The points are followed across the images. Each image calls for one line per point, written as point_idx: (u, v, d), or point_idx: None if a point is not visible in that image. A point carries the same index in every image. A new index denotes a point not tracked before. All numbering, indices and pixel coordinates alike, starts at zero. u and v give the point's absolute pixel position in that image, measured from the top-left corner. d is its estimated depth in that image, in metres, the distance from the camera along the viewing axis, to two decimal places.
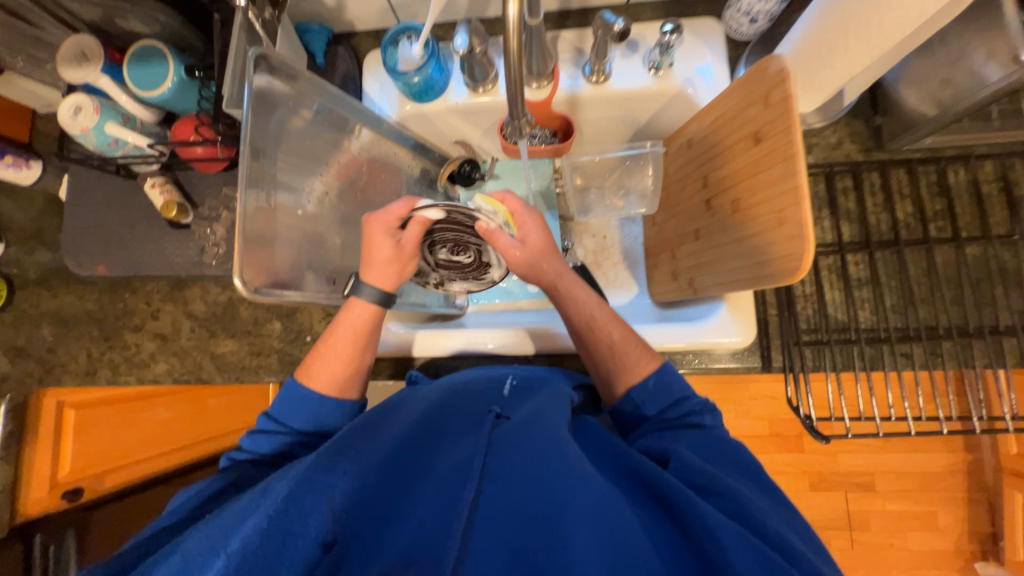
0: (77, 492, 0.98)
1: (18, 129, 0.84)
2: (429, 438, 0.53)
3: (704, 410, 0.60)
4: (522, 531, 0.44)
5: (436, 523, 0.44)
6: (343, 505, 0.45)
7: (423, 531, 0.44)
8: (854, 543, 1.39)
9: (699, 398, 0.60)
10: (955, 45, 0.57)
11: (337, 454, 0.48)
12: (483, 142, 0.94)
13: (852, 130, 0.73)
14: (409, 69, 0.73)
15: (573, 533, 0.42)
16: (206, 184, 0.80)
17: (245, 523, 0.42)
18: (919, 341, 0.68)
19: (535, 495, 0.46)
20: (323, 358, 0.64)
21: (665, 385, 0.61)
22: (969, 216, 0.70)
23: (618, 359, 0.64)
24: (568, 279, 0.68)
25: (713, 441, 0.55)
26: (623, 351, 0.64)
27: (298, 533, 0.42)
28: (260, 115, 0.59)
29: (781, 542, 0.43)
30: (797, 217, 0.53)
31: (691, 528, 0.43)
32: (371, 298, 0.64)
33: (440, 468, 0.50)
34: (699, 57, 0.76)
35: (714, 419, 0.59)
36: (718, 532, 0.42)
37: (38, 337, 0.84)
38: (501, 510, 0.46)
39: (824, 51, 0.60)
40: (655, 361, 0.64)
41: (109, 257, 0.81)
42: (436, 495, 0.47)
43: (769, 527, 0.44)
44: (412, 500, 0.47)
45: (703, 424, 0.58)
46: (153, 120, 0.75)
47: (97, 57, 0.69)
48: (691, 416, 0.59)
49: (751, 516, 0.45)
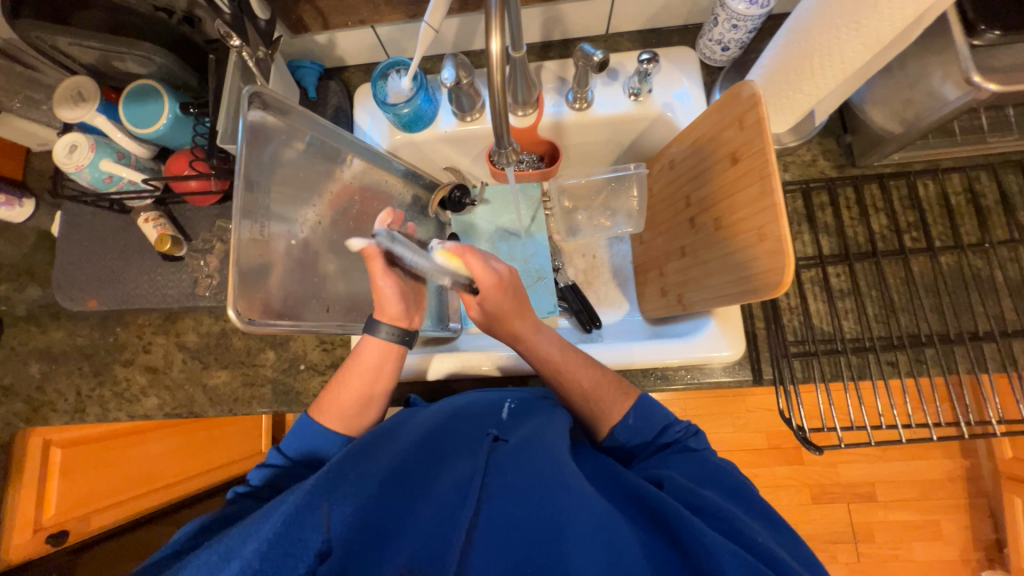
0: (61, 535, 0.95)
1: (11, 168, 0.85)
2: (429, 458, 0.54)
3: (687, 435, 0.61)
4: (522, 549, 0.44)
5: (436, 543, 0.44)
6: (343, 523, 0.44)
7: (422, 552, 0.44)
8: (860, 557, 1.37)
9: (681, 424, 0.62)
10: (913, 68, 0.60)
11: (338, 474, 0.48)
12: (472, 167, 0.97)
13: (824, 148, 0.77)
14: (398, 101, 0.76)
15: (572, 550, 0.42)
16: (200, 217, 0.81)
17: (244, 546, 0.41)
18: (903, 349, 0.69)
19: (535, 513, 0.46)
20: (341, 390, 0.66)
21: (646, 417, 0.62)
22: (941, 227, 0.73)
23: (595, 402, 0.64)
24: (528, 334, 0.66)
25: (703, 463, 0.56)
26: (596, 395, 0.64)
27: (297, 552, 0.42)
28: (255, 148, 0.61)
29: (774, 561, 0.43)
30: (777, 232, 0.55)
31: (687, 546, 0.43)
32: (389, 337, 0.66)
33: (440, 488, 0.50)
34: (677, 84, 0.80)
35: (699, 443, 0.60)
36: (714, 551, 0.41)
37: (26, 375, 0.83)
38: (501, 528, 0.46)
39: (793, 75, 0.63)
40: (631, 398, 0.65)
41: (102, 291, 0.81)
42: (436, 514, 0.47)
43: (764, 546, 0.44)
44: (412, 519, 0.47)
45: (690, 449, 0.59)
46: (148, 156, 0.77)
47: (93, 96, 0.71)
48: (679, 443, 0.60)
49: (745, 535, 0.45)
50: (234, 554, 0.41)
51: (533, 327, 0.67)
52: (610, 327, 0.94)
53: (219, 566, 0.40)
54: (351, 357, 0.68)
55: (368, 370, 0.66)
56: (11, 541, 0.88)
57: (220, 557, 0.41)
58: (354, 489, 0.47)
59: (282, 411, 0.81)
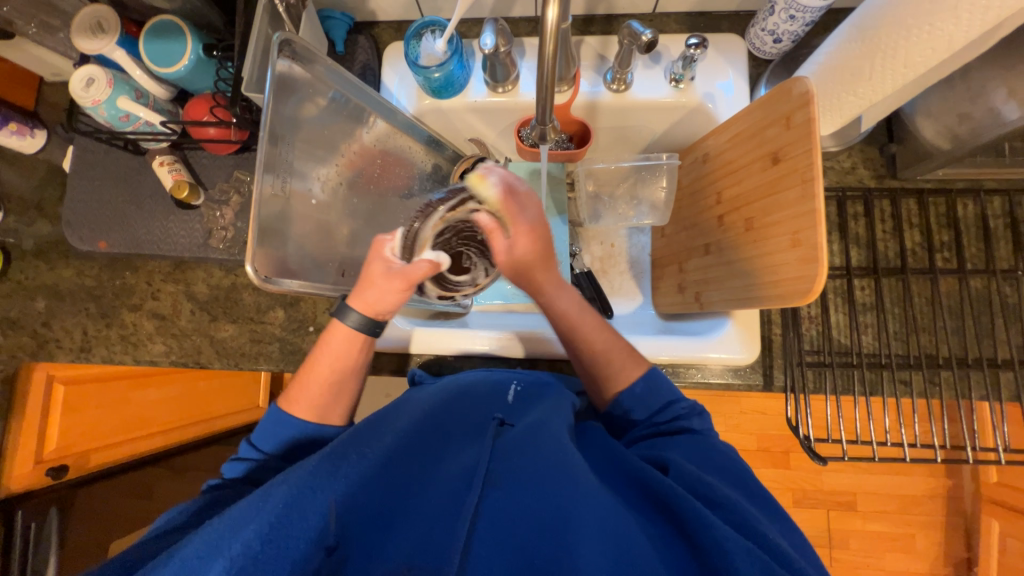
0: (62, 468, 0.94)
1: (23, 96, 0.82)
2: (434, 443, 0.53)
3: (692, 414, 0.60)
4: (526, 536, 0.43)
5: (439, 529, 0.44)
6: (346, 507, 0.43)
7: (425, 539, 0.43)
8: (832, 561, 1.41)
9: (687, 402, 0.60)
10: (976, 82, 0.58)
11: (341, 452, 0.48)
12: (497, 142, 0.94)
13: (866, 156, 0.75)
14: (430, 63, 0.72)
15: (577, 538, 0.42)
16: (216, 166, 0.79)
17: (243, 527, 0.40)
18: (919, 369, 0.69)
19: (541, 501, 0.45)
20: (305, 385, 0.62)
21: (654, 388, 0.61)
22: (975, 249, 0.71)
23: (605, 366, 0.63)
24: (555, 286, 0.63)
25: (703, 445, 0.55)
26: (607, 358, 0.63)
27: (298, 534, 0.40)
28: (280, 100, 0.59)
29: (785, 556, 0.41)
30: (812, 239, 0.54)
31: (695, 537, 0.42)
32: (356, 325, 0.61)
33: (444, 474, 0.49)
34: (721, 74, 0.76)
35: (703, 423, 0.59)
36: (724, 542, 0.40)
37: (33, 310, 0.82)
38: (507, 517, 0.44)
39: (848, 75, 0.60)
40: (642, 365, 0.63)
41: (113, 233, 0.79)
42: (440, 500, 0.46)
43: (770, 538, 0.43)
44: (415, 505, 0.46)
45: (690, 429, 0.58)
46: (166, 97, 0.74)
47: (113, 28, 0.68)
48: (678, 420, 0.59)
49: (751, 524, 0.44)
50: (234, 536, 0.39)
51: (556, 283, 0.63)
52: (621, 318, 0.93)
53: (207, 560, 0.37)
54: (318, 353, 0.63)
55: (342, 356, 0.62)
56: (13, 472, 0.87)
57: (218, 534, 0.39)
58: (357, 469, 0.46)
59: (288, 370, 0.80)
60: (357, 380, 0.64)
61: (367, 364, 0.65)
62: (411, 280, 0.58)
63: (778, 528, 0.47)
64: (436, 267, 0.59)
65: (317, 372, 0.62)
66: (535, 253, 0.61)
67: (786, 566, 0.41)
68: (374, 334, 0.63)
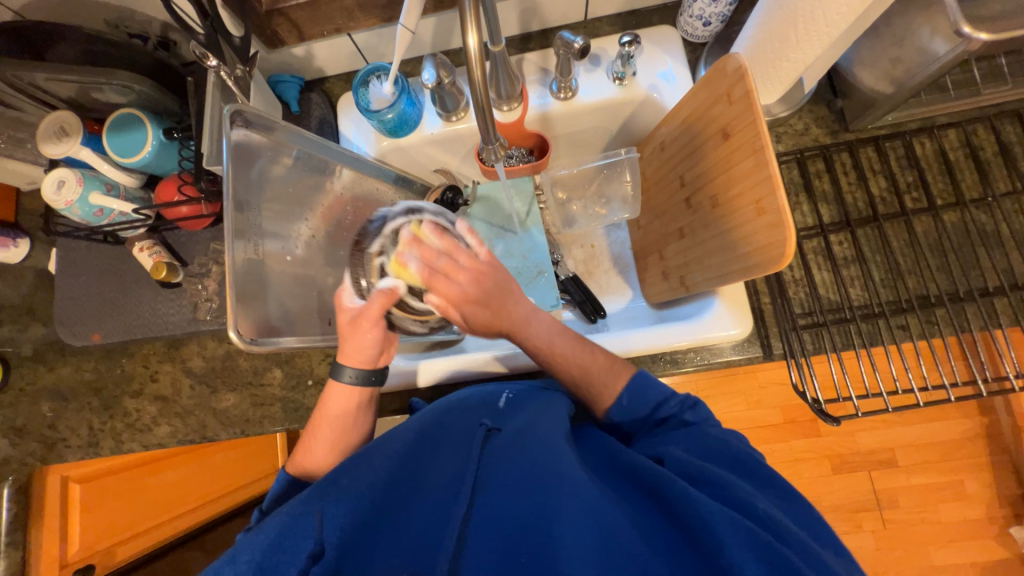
0: (90, 568, 0.91)
1: (2, 210, 0.85)
2: (425, 456, 0.54)
3: (685, 408, 0.58)
4: (516, 538, 0.44)
5: (431, 535, 0.47)
6: (338, 524, 0.45)
7: (416, 551, 0.45)
8: (885, 524, 1.37)
9: (678, 397, 0.59)
10: (901, 25, 0.60)
11: (334, 478, 0.50)
12: (462, 168, 0.96)
13: (816, 115, 0.76)
14: (381, 106, 0.75)
15: (565, 534, 0.42)
16: (194, 242, 0.81)
17: (243, 553, 0.44)
18: (913, 312, 0.68)
19: (531, 502, 0.46)
20: (311, 437, 0.65)
21: (640, 395, 0.60)
22: (941, 184, 0.72)
23: (590, 386, 0.62)
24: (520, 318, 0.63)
25: (699, 437, 0.54)
26: (586, 379, 0.62)
27: (292, 557, 0.44)
28: (241, 167, 0.61)
29: (772, 522, 0.42)
30: (774, 204, 0.54)
31: (686, 520, 0.43)
32: (354, 379, 0.64)
33: (435, 487, 0.51)
34: (660, 64, 0.79)
35: (697, 415, 0.57)
36: (713, 522, 0.41)
37: (38, 414, 0.84)
38: (497, 521, 0.46)
39: (777, 43, 0.63)
40: (625, 375, 0.62)
41: (105, 324, 0.81)
42: (432, 512, 0.48)
43: (759, 508, 0.43)
44: (407, 517, 0.48)
45: (686, 423, 0.57)
46: (137, 185, 0.77)
47: (76, 130, 0.71)
48: (674, 418, 0.58)
49: (740, 499, 0.44)
50: (233, 560, 0.43)
51: (519, 317, 0.63)
52: (614, 316, 0.93)
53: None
54: (319, 405, 0.66)
55: (339, 407, 0.65)
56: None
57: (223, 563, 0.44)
58: (346, 491, 0.48)
59: (295, 428, 0.80)
60: (360, 433, 0.67)
61: (369, 417, 0.68)
62: (369, 319, 0.60)
63: (769, 497, 0.48)
64: (391, 295, 0.59)
65: (320, 426, 0.65)
66: (484, 281, 0.61)
67: (776, 534, 0.42)
68: (373, 383, 0.66)
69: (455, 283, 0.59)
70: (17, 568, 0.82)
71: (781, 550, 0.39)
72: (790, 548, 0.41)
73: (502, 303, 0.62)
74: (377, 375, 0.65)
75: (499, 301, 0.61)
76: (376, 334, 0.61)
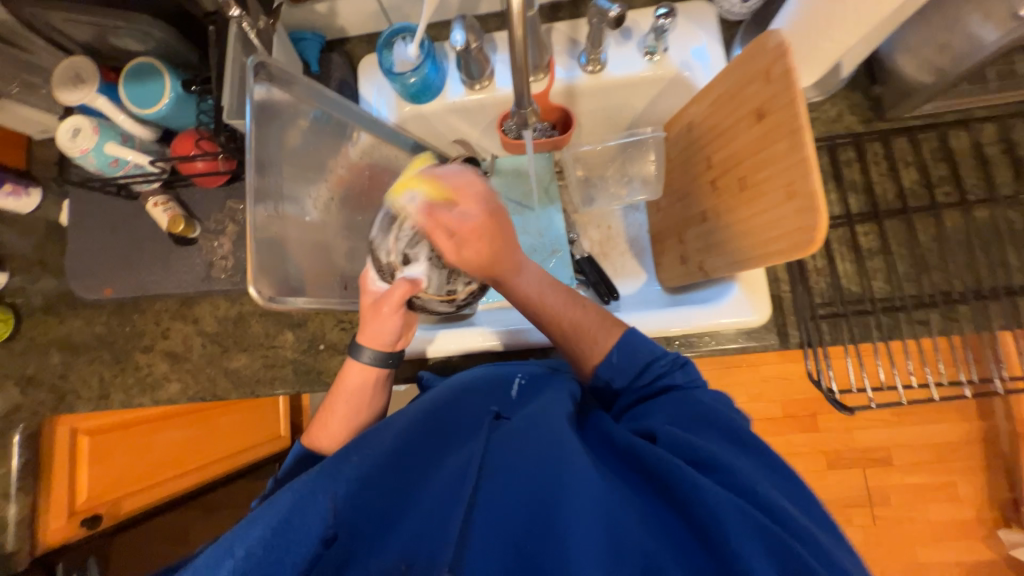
0: (96, 519, 0.95)
1: (13, 157, 0.84)
2: (432, 439, 0.54)
3: (675, 368, 0.59)
4: (524, 524, 0.44)
5: (437, 517, 0.46)
6: (342, 504, 0.45)
7: (423, 537, 0.44)
8: (876, 520, 1.38)
9: (668, 357, 0.59)
10: (949, 11, 0.58)
11: (341, 457, 0.50)
12: (481, 140, 0.94)
13: (851, 102, 0.74)
14: (405, 69, 0.73)
15: (571, 520, 0.42)
16: (209, 199, 0.80)
17: (250, 533, 0.43)
18: (935, 307, 0.68)
19: (535, 489, 0.45)
20: (326, 413, 0.66)
21: (630, 355, 0.60)
22: (974, 179, 0.70)
23: (581, 341, 0.62)
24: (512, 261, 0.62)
25: (691, 402, 0.54)
26: (578, 334, 0.62)
27: (300, 539, 0.43)
28: (264, 125, 0.59)
29: (780, 515, 0.42)
30: (808, 188, 0.53)
31: (690, 508, 0.43)
32: (373, 359, 0.65)
33: (443, 469, 0.50)
34: (694, 40, 0.76)
35: (686, 376, 0.58)
36: (717, 511, 0.41)
37: (48, 365, 0.84)
38: (503, 507, 0.45)
39: (821, 22, 0.61)
40: (616, 332, 0.62)
41: (117, 279, 0.80)
42: (437, 497, 0.47)
43: (767, 498, 0.43)
44: (413, 498, 0.48)
45: (674, 385, 0.57)
46: (152, 137, 0.75)
47: (93, 78, 0.69)
48: (662, 380, 0.58)
49: (746, 486, 0.44)
50: (239, 542, 0.43)
51: (516, 266, 0.62)
52: (627, 298, 0.92)
53: (222, 560, 0.41)
54: (336, 385, 0.67)
55: (356, 386, 0.66)
56: (48, 525, 0.87)
57: (226, 546, 0.43)
58: (354, 471, 0.48)
59: (304, 392, 0.81)
60: (373, 410, 0.67)
61: (383, 398, 0.69)
62: (391, 303, 0.61)
63: (781, 488, 0.47)
64: (415, 285, 0.62)
65: (336, 401, 0.66)
66: (485, 230, 0.60)
67: (785, 528, 0.41)
68: (389, 365, 0.67)
69: (460, 211, 0.61)
70: (27, 518, 0.85)
71: (785, 537, 0.40)
72: (796, 542, 0.40)
73: (502, 248, 0.61)
74: (393, 358, 0.66)
75: (495, 254, 0.60)
76: (397, 320, 0.63)
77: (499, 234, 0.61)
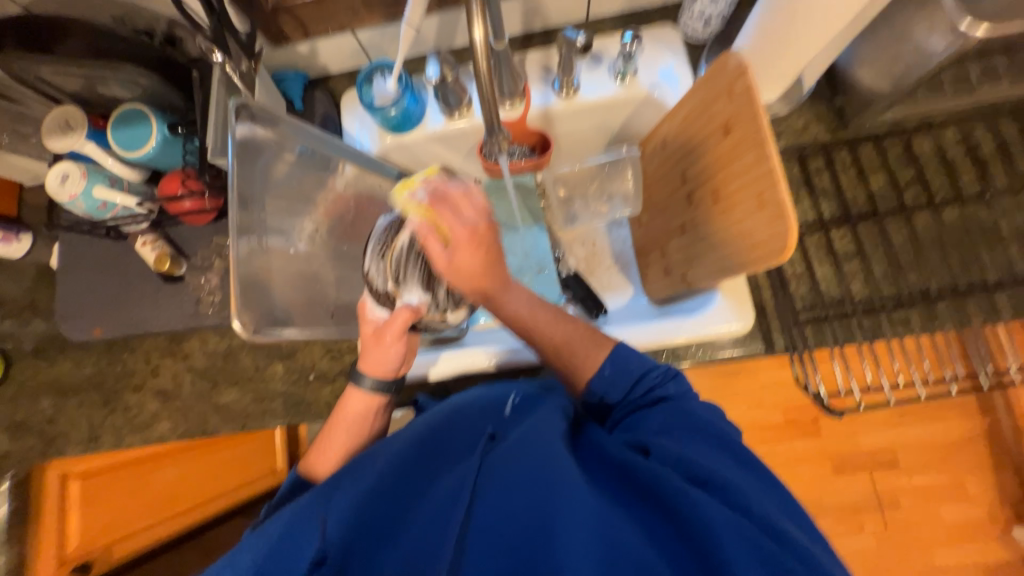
0: None
1: (6, 204, 0.85)
2: (425, 460, 0.53)
3: (667, 379, 0.59)
4: (516, 544, 0.43)
5: (431, 540, 0.45)
6: (334, 532, 0.46)
7: (415, 556, 0.45)
8: (887, 525, 1.36)
9: (660, 368, 0.59)
10: (898, 24, 0.61)
11: (334, 482, 0.51)
12: (465, 165, 0.96)
13: (816, 113, 0.77)
14: (385, 103, 0.76)
15: (564, 541, 0.41)
16: (197, 236, 0.81)
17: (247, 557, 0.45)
18: (915, 307, 0.69)
19: (529, 507, 0.44)
20: (321, 445, 0.65)
21: (622, 368, 0.59)
22: (941, 181, 0.73)
23: (571, 356, 0.61)
24: (500, 284, 0.59)
25: (694, 416, 0.54)
26: (567, 350, 0.61)
27: (294, 562, 0.45)
28: (245, 163, 0.60)
29: (778, 532, 0.42)
30: (776, 197, 0.55)
31: (687, 523, 0.43)
32: (371, 387, 0.66)
33: (434, 490, 0.49)
34: (662, 62, 0.80)
35: (679, 386, 0.58)
36: (712, 527, 0.42)
37: (38, 409, 0.83)
38: (495, 526, 0.44)
39: (777, 40, 0.64)
40: (606, 345, 0.62)
41: (107, 319, 0.81)
42: (429, 518, 0.47)
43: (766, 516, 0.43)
44: (407, 522, 0.47)
45: (667, 396, 0.57)
46: (141, 179, 0.77)
47: (81, 125, 0.71)
48: (654, 392, 0.58)
49: (749, 505, 0.44)
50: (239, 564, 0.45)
51: (502, 284, 0.59)
52: (616, 312, 0.93)
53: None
54: (334, 416, 0.66)
55: (354, 414, 0.65)
56: None
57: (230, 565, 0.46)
58: (346, 497, 0.49)
59: (295, 423, 0.80)
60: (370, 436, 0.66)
61: (382, 420, 0.68)
62: (392, 331, 0.64)
63: (779, 502, 0.47)
64: (416, 312, 0.65)
65: (334, 430, 0.65)
66: (483, 241, 0.59)
67: (783, 545, 0.42)
68: (389, 392, 0.67)
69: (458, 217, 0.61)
70: None
71: (779, 554, 0.41)
72: (791, 559, 0.41)
73: (492, 265, 0.59)
74: (392, 385, 0.67)
75: (487, 266, 0.58)
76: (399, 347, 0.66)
77: (490, 251, 0.59)
